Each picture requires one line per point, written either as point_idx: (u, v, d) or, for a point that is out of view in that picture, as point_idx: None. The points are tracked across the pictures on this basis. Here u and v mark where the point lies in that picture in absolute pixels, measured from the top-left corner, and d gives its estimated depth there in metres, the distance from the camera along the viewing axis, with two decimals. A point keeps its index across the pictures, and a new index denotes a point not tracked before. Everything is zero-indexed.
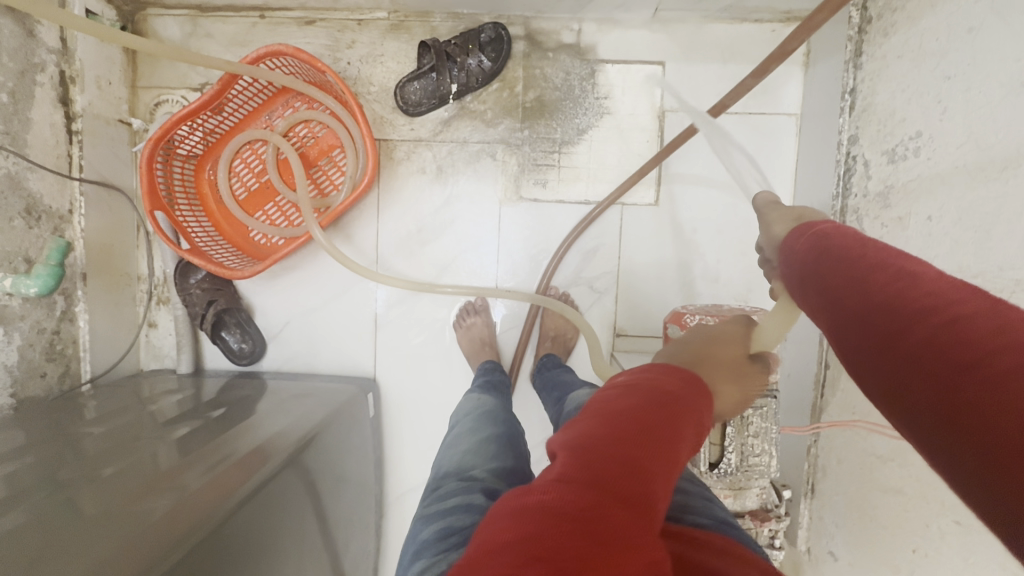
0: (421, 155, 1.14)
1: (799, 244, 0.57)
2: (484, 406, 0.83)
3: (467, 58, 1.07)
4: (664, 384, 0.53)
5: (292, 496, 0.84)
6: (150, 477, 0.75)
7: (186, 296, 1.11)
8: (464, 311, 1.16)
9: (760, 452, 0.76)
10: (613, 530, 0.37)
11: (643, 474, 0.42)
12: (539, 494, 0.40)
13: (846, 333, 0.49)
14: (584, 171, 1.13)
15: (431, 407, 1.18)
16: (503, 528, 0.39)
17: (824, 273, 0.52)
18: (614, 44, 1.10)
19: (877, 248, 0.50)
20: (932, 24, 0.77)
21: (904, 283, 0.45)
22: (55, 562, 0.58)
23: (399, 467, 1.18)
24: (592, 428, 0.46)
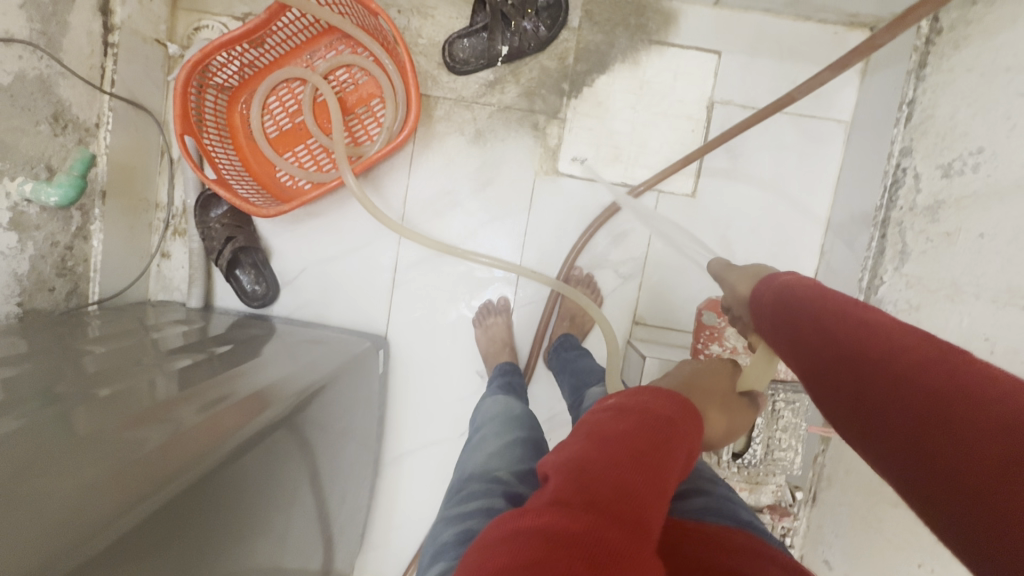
0: (461, 116, 1.11)
1: (766, 300, 0.65)
2: (511, 409, 0.80)
3: (522, 21, 1.04)
4: (654, 407, 0.52)
5: (289, 446, 0.81)
6: (155, 402, 0.72)
7: (206, 229, 1.09)
8: (483, 311, 1.14)
9: (786, 447, 0.79)
10: (615, 551, 0.36)
11: (637, 497, 0.41)
12: (536, 517, 0.38)
13: (825, 380, 0.54)
14: (624, 153, 1.11)
15: (441, 376, 1.16)
16: (497, 553, 0.37)
17: (796, 324, 0.59)
18: (672, 27, 1.07)
19: (837, 297, 0.57)
20: (1009, 39, 0.75)
21: (864, 331, 0.51)
22: (40, 479, 0.56)
23: (398, 429, 1.17)
24: (583, 449, 0.46)
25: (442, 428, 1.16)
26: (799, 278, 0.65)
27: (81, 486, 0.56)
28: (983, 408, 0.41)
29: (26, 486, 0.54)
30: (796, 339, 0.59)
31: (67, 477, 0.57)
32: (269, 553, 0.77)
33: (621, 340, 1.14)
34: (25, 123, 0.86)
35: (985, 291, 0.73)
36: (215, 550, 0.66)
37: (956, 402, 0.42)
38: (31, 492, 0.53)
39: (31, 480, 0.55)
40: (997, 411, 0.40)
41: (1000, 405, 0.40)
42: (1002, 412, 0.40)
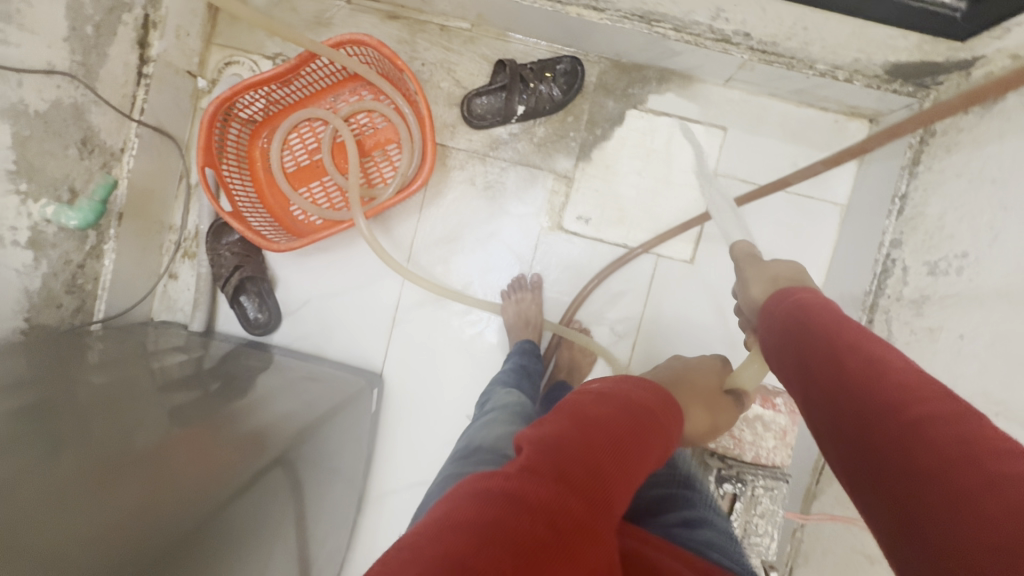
0: (474, 166, 1.15)
1: (784, 313, 0.64)
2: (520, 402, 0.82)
3: (539, 84, 1.09)
4: (640, 399, 0.52)
5: (280, 492, 0.81)
6: (154, 436, 0.73)
7: (216, 256, 1.12)
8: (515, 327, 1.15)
9: (761, 531, 0.91)
10: (565, 523, 0.39)
11: (603, 481, 0.44)
12: (500, 479, 0.41)
13: (821, 406, 0.53)
14: (628, 216, 1.15)
15: (431, 416, 1.18)
16: (466, 503, 0.40)
17: (803, 345, 0.59)
18: (682, 101, 1.13)
19: (854, 331, 0.56)
20: (995, 152, 0.80)
21: (871, 367, 0.50)
22: (46, 526, 0.55)
23: (385, 467, 1.18)
24: (564, 427, 0.47)
25: (429, 469, 1.18)
26: (821, 300, 0.63)
27: (85, 535, 0.55)
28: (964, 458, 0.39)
29: (30, 534, 0.53)
30: (802, 359, 0.58)
31: (72, 517, 0.57)
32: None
33: None
34: (55, 146, 0.89)
35: (962, 392, 0.76)
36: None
37: (942, 460, 0.40)
38: (38, 530, 0.54)
39: (35, 529, 0.54)
40: (979, 463, 0.39)
41: (971, 447, 0.40)
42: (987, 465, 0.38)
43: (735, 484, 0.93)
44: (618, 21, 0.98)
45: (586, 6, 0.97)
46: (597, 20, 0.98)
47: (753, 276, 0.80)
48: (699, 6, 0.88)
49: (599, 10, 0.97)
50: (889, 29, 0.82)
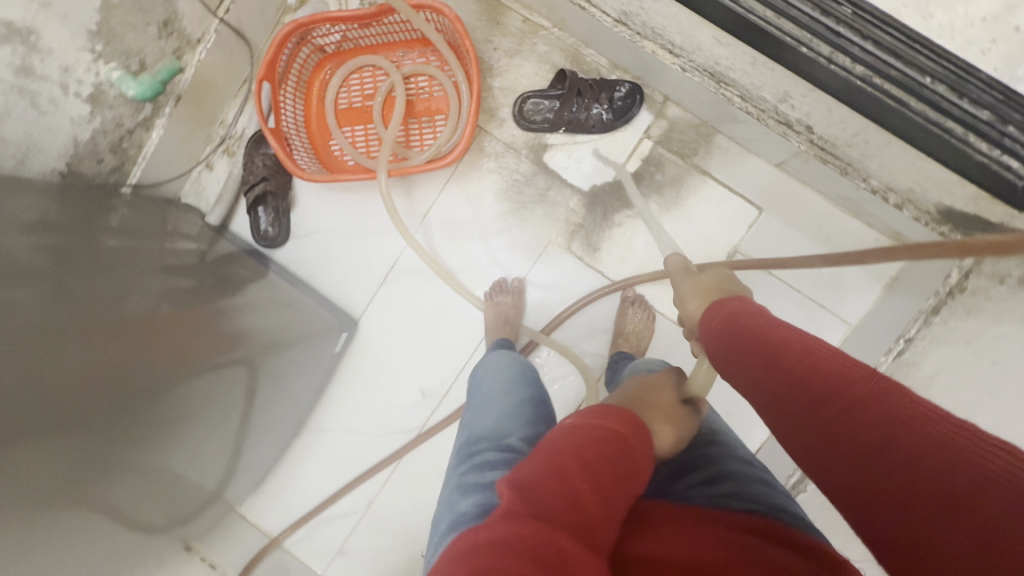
0: (507, 160, 1.17)
1: (712, 323, 0.63)
2: (517, 367, 0.88)
3: (594, 104, 1.09)
4: (608, 426, 0.55)
5: (217, 393, 0.89)
6: (144, 305, 0.78)
7: (250, 162, 1.20)
8: (494, 288, 1.16)
9: None
10: (556, 558, 0.42)
11: (581, 508, 0.46)
12: (487, 531, 0.44)
13: (775, 410, 0.51)
14: (636, 260, 1.14)
15: (388, 374, 1.23)
16: (459, 562, 0.42)
17: (740, 344, 0.57)
18: (729, 168, 1.10)
19: (783, 333, 0.55)
20: (1007, 333, 0.76)
21: (805, 359, 0.51)
22: (48, 346, 0.58)
23: (332, 403, 1.25)
24: (538, 468, 0.49)
25: (371, 422, 1.24)
26: (748, 308, 0.62)
27: (73, 373, 0.60)
28: (919, 451, 0.41)
29: (39, 352, 0.57)
30: (737, 369, 0.57)
31: (70, 350, 0.61)
32: (183, 467, 0.85)
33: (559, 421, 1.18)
34: (138, 20, 0.97)
35: None
36: (149, 458, 0.74)
37: (906, 426, 0.42)
38: (46, 354, 0.57)
39: (44, 349, 0.57)
40: (937, 454, 0.40)
41: (909, 407, 0.44)
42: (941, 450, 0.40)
43: None
44: (687, 70, 0.97)
45: (662, 46, 0.97)
46: (668, 62, 0.98)
47: (686, 290, 0.79)
48: (768, 84, 0.87)
49: (673, 54, 0.97)
50: (945, 172, 0.78)
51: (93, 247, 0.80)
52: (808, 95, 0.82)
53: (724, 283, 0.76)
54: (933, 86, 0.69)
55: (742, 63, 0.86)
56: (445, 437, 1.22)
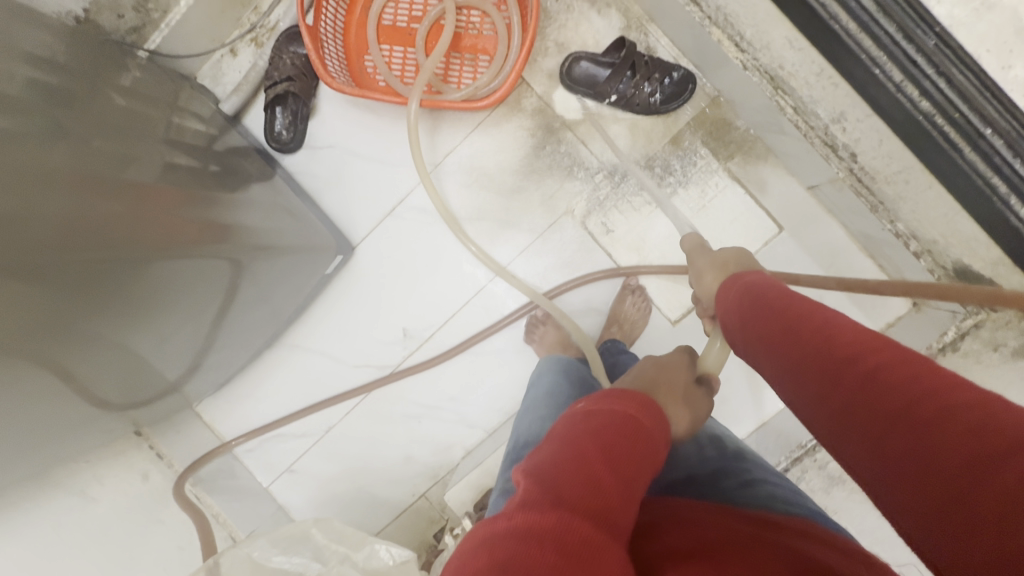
0: (542, 120, 1.14)
1: (736, 308, 0.67)
2: (563, 364, 0.94)
3: (644, 82, 1.06)
4: (621, 411, 0.57)
5: (196, 279, 0.85)
6: (138, 172, 0.74)
7: (277, 59, 1.14)
8: (533, 321, 1.16)
9: None
10: (578, 541, 0.43)
11: (600, 492, 0.48)
12: (506, 521, 0.44)
13: (802, 393, 0.52)
14: (647, 250, 1.12)
15: (375, 308, 1.21)
16: (478, 553, 0.42)
17: (772, 322, 0.60)
18: (761, 180, 1.09)
19: (806, 313, 0.58)
20: None
21: (828, 339, 0.52)
22: (36, 181, 0.54)
23: (311, 323, 1.23)
24: (555, 455, 0.51)
25: (347, 351, 1.22)
26: (768, 290, 0.65)
27: (60, 215, 0.57)
28: (938, 421, 0.40)
29: (26, 185, 0.53)
30: (760, 344, 0.60)
31: (58, 191, 0.57)
32: (147, 349, 0.83)
33: None
34: None
35: None
36: (111, 330, 0.71)
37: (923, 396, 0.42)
38: (34, 191, 0.54)
39: (29, 183, 0.53)
40: (952, 422, 0.39)
41: (927, 378, 0.44)
42: (963, 418, 0.39)
43: None
44: (748, 68, 0.94)
45: (730, 37, 0.94)
46: (731, 55, 0.95)
47: (702, 265, 0.84)
48: (827, 101, 0.85)
49: (739, 48, 0.94)
50: (976, 231, 0.77)
51: (93, 100, 0.74)
52: (865, 120, 0.81)
53: (742, 260, 0.80)
54: (991, 139, 0.67)
55: (808, 72, 0.83)
56: (417, 382, 1.21)
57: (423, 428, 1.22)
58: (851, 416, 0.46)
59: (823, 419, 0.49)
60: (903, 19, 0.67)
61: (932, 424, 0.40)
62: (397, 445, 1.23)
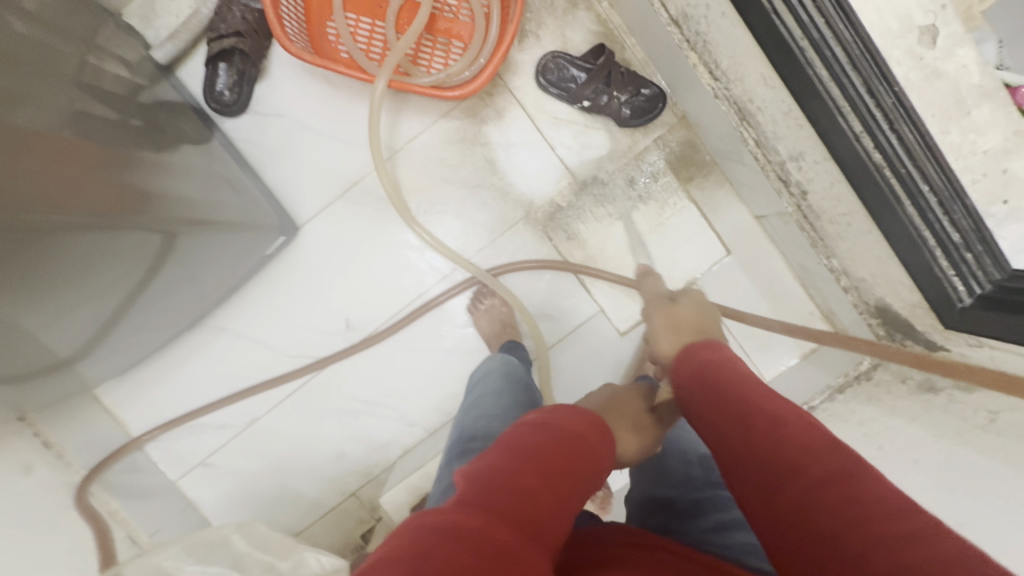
0: (512, 117, 1.11)
1: (691, 371, 0.65)
2: (508, 364, 0.94)
3: (619, 94, 1.06)
4: (569, 429, 0.55)
5: (107, 254, 0.74)
6: (40, 119, 0.62)
7: (225, 8, 1.02)
8: (478, 295, 1.14)
9: None
10: (495, 550, 0.41)
11: (534, 507, 0.46)
12: (436, 514, 0.42)
13: (742, 471, 0.51)
14: (603, 260, 1.13)
15: (317, 295, 1.13)
16: (403, 538, 0.41)
17: (716, 399, 0.58)
18: (715, 204, 1.13)
19: (759, 393, 0.56)
20: (895, 426, 0.86)
21: (772, 426, 0.51)
22: None
23: (241, 304, 1.13)
24: (499, 463, 0.49)
25: (281, 338, 1.14)
26: (724, 362, 0.64)
27: None
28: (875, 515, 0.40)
29: None
30: (698, 402, 0.60)
31: None
32: (36, 329, 0.70)
33: None
34: None
35: None
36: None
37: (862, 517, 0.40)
38: None
39: None
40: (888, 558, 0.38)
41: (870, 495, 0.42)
42: (898, 520, 0.39)
43: None
44: (718, 96, 0.97)
45: (704, 63, 0.96)
46: (704, 82, 0.98)
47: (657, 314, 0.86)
48: (788, 139, 0.89)
49: (712, 76, 0.96)
50: (902, 275, 0.85)
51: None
52: (820, 163, 0.86)
53: (696, 314, 0.82)
54: (928, 197, 0.74)
55: (775, 109, 0.87)
56: (356, 376, 1.15)
57: (359, 425, 1.16)
58: (782, 485, 0.46)
59: (754, 471, 0.49)
60: (868, 74, 0.72)
61: (870, 517, 0.40)
62: (330, 441, 1.16)
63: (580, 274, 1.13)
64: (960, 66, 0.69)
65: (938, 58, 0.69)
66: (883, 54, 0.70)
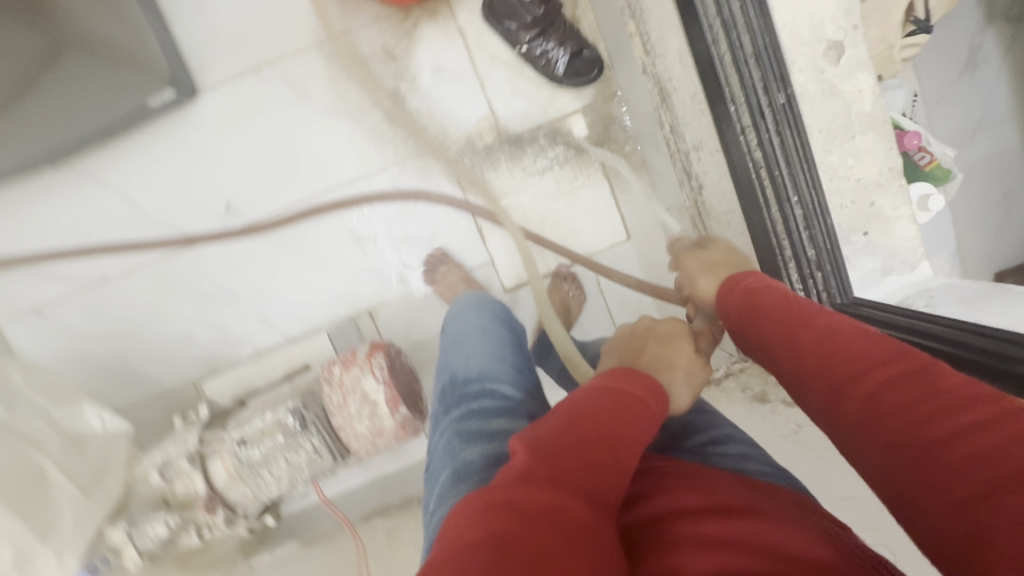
0: (451, 41, 1.07)
1: (761, 299, 0.60)
2: (495, 306, 0.84)
3: (555, 47, 1.04)
4: (624, 388, 0.50)
5: None
6: None
7: None
8: (378, 213, 1.11)
9: (271, 471, 0.71)
10: (574, 523, 0.36)
11: (598, 470, 0.42)
12: (506, 492, 0.37)
13: (820, 395, 0.48)
14: (506, 211, 1.12)
15: (203, 167, 1.07)
16: (471, 523, 0.35)
17: (791, 325, 0.54)
18: (628, 187, 1.14)
19: (839, 324, 0.51)
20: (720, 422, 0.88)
21: (863, 349, 0.46)
22: None
23: (118, 155, 1.05)
24: (554, 428, 0.44)
25: (152, 200, 1.07)
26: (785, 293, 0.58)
27: None
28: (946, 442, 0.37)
29: None
30: (761, 348, 0.57)
31: None
32: None
33: (354, 309, 1.13)
34: None
35: None
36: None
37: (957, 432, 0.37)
38: None
39: None
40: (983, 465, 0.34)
41: (971, 403, 0.38)
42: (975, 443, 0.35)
43: (294, 425, 0.70)
44: (646, 71, 0.97)
45: (640, 35, 0.96)
46: (636, 54, 0.97)
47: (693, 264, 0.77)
48: (693, 126, 0.90)
49: (644, 49, 0.96)
50: None
51: None
52: (713, 154, 0.87)
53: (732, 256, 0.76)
54: (794, 206, 0.77)
55: (687, 91, 0.88)
56: (225, 263, 1.10)
57: (216, 313, 1.11)
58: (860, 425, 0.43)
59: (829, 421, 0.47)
60: (766, 70, 0.72)
61: (945, 445, 0.37)
62: (181, 321, 1.11)
63: (478, 218, 1.12)
64: (857, 90, 0.74)
65: (839, 77, 0.73)
66: (787, 56, 0.72)
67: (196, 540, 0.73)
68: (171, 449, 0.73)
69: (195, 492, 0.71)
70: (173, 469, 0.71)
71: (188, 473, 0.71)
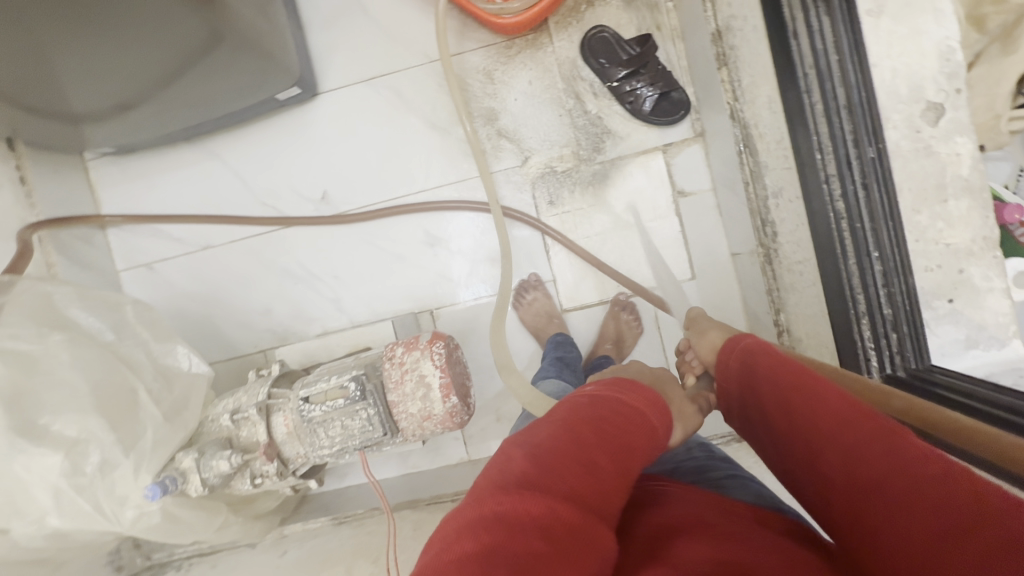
0: (547, 71, 1.14)
1: (730, 356, 0.68)
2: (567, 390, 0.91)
3: (646, 85, 1.10)
4: (619, 399, 0.59)
5: (171, 40, 0.87)
6: None
7: None
8: (454, 221, 1.18)
9: (330, 435, 0.76)
10: (565, 530, 0.42)
11: (593, 480, 0.48)
12: (494, 504, 0.43)
13: (791, 458, 0.52)
14: (576, 235, 1.16)
15: (312, 158, 1.19)
16: (469, 535, 0.41)
17: (763, 379, 0.59)
18: (699, 228, 1.15)
19: (794, 371, 0.57)
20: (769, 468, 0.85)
21: (813, 403, 0.51)
22: None
23: (241, 138, 1.20)
24: (553, 436, 0.51)
25: (261, 182, 1.20)
26: (760, 344, 0.65)
27: None
28: (916, 496, 0.38)
29: None
30: (764, 424, 0.57)
31: None
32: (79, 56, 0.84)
33: (419, 307, 1.20)
34: None
35: None
36: None
37: (896, 491, 0.40)
38: None
39: None
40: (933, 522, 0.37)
41: (908, 469, 0.40)
42: (938, 508, 0.37)
43: (353, 391, 0.75)
44: (734, 118, 0.99)
45: (731, 82, 0.99)
46: (726, 100, 1.00)
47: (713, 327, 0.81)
48: (775, 172, 0.91)
49: (734, 95, 0.99)
50: (828, 337, 0.86)
51: None
52: (793, 202, 0.88)
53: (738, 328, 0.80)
54: (873, 262, 0.75)
55: (773, 138, 0.89)
56: (313, 247, 1.20)
57: (296, 292, 1.21)
58: (836, 498, 0.45)
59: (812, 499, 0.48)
60: (860, 123, 0.72)
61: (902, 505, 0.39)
62: (264, 294, 1.22)
63: (549, 238, 1.16)
64: (954, 153, 0.70)
65: (935, 138, 0.70)
66: (882, 111, 0.71)
67: (250, 488, 0.79)
68: (238, 399, 0.80)
69: (256, 440, 0.78)
70: (241, 417, 0.78)
71: (252, 421, 0.78)
